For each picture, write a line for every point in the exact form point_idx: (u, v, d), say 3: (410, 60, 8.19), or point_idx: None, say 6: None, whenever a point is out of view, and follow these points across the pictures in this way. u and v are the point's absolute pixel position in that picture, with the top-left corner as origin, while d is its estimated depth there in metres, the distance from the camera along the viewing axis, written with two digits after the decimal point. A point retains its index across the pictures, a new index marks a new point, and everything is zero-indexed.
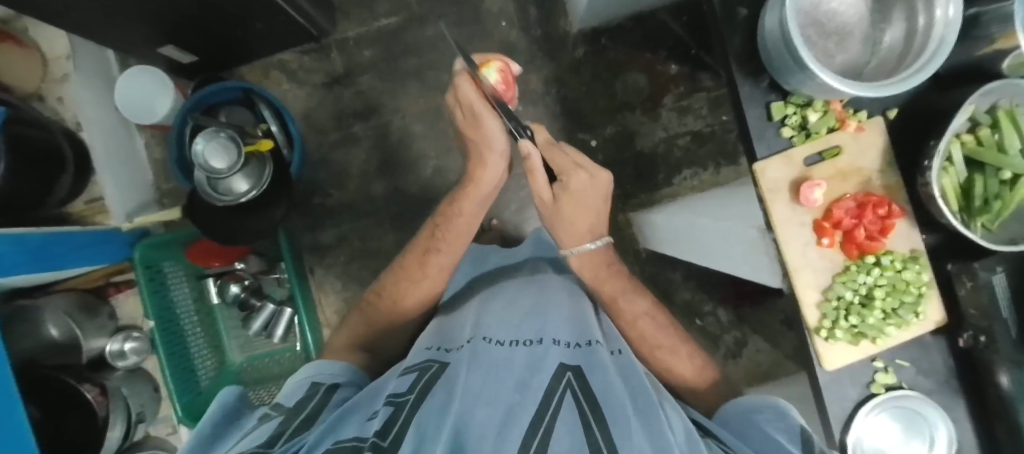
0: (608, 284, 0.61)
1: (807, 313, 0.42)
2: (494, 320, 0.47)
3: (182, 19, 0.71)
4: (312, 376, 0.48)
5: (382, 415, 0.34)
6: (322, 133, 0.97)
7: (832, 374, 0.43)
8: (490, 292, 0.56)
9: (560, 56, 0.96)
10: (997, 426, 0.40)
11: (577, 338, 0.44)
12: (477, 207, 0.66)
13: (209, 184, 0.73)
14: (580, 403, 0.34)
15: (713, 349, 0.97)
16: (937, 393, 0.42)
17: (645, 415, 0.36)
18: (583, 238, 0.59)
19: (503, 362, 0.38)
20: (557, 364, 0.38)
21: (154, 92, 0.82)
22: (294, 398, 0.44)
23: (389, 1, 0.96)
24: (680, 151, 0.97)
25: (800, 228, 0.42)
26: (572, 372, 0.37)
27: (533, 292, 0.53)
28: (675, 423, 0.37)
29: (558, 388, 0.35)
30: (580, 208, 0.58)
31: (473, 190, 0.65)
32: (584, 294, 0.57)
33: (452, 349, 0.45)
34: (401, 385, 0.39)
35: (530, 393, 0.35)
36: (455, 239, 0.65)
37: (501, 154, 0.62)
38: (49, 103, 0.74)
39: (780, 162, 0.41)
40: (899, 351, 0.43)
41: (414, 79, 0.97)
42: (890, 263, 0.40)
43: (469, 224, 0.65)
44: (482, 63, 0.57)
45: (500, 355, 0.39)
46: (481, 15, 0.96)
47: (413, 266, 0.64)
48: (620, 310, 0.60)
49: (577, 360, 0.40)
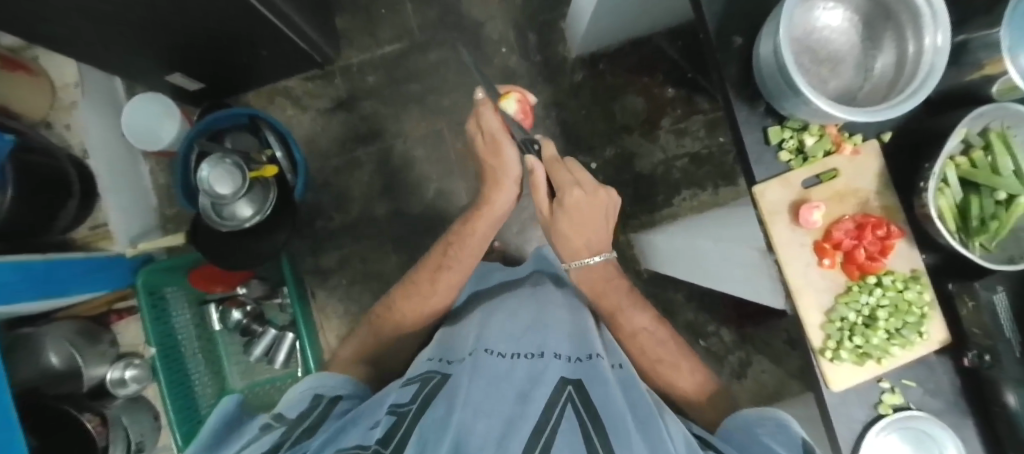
0: (608, 299, 0.62)
1: (811, 333, 0.42)
2: (494, 333, 0.46)
3: (190, 48, 0.73)
4: (314, 388, 0.47)
5: (385, 424, 0.34)
6: (325, 158, 0.99)
7: (840, 396, 0.43)
8: (491, 305, 0.56)
9: (560, 81, 0.99)
10: (1008, 446, 0.39)
11: (579, 352, 0.43)
12: (488, 232, 0.68)
13: (213, 210, 0.74)
14: (581, 416, 0.33)
15: (718, 370, 0.96)
16: (946, 412, 0.42)
17: (646, 427, 0.35)
18: (581, 253, 0.63)
19: (504, 374, 0.38)
20: (557, 378, 0.37)
21: (160, 118, 0.84)
22: (295, 409, 0.43)
23: (392, 29, 0.99)
24: (678, 171, 0.98)
25: (800, 250, 0.42)
26: (572, 387, 0.36)
27: (534, 304, 0.52)
28: (677, 435, 0.36)
29: (558, 402, 0.34)
30: (576, 220, 0.63)
31: (485, 215, 0.68)
32: (585, 309, 0.55)
33: (455, 360, 0.44)
34: (404, 394, 0.39)
35: (531, 405, 0.34)
36: (467, 257, 0.66)
37: (515, 180, 0.68)
38: (56, 130, 0.75)
39: (779, 185, 0.42)
40: (904, 371, 0.43)
41: (416, 104, 0.99)
42: (891, 283, 0.41)
43: (480, 244, 0.67)
44: (503, 94, 0.62)
45: (501, 368, 0.39)
46: (482, 42, 0.99)
47: (424, 280, 0.64)
48: (620, 324, 0.61)
49: (578, 374, 0.39)
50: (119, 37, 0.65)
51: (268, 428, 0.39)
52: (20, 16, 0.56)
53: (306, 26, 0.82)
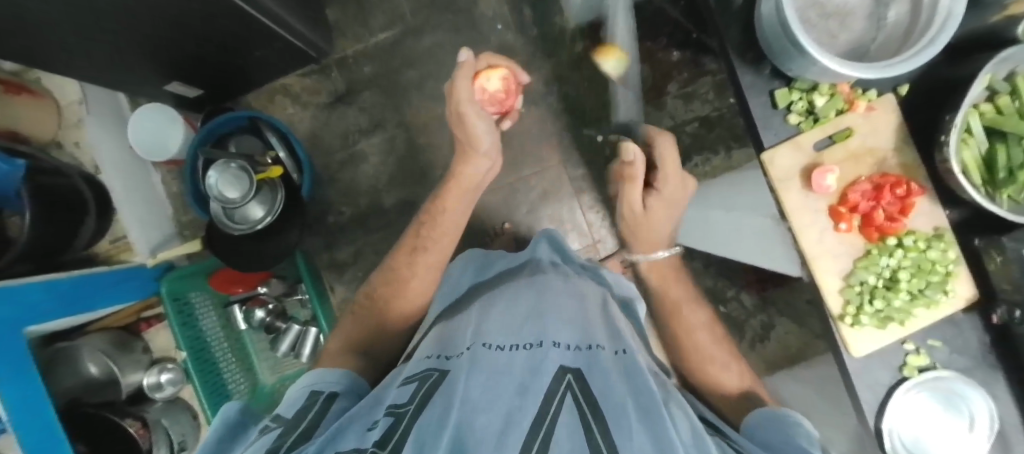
0: (673, 292, 0.66)
1: (830, 300, 0.41)
2: (494, 326, 0.46)
3: (188, 55, 0.73)
4: (310, 386, 0.47)
5: (382, 426, 0.35)
6: (329, 153, 0.99)
7: (863, 362, 0.42)
8: (491, 297, 0.55)
9: (559, 53, 0.96)
10: None
11: (581, 339, 0.43)
12: (460, 204, 0.66)
13: (225, 214, 0.76)
14: (580, 405, 0.33)
15: (739, 335, 0.96)
16: (974, 370, 0.41)
17: (648, 415, 0.34)
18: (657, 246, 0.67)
19: (504, 368, 0.38)
20: (557, 367, 0.37)
21: (165, 128, 0.84)
22: (293, 409, 0.43)
23: (384, 15, 0.97)
24: (688, 137, 0.95)
25: (815, 215, 0.41)
26: (572, 375, 0.37)
27: (533, 293, 0.52)
28: (679, 420, 0.36)
29: (558, 391, 0.35)
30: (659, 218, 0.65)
31: (455, 187, 0.66)
32: (587, 293, 0.55)
33: (452, 356, 0.43)
34: (402, 396, 0.39)
35: (531, 397, 0.34)
36: (440, 235, 0.65)
37: (485, 153, 0.64)
38: (67, 149, 0.78)
39: (789, 148, 0.41)
40: (930, 332, 0.42)
41: (415, 91, 0.97)
42: (913, 243, 0.39)
43: (452, 218, 0.66)
44: (489, 68, 0.64)
45: (500, 361, 0.38)
46: (476, 20, 0.96)
47: (402, 265, 0.64)
48: (683, 317, 0.63)
49: (578, 360, 0.39)
50: (112, 50, 0.65)
51: (265, 429, 0.40)
52: (19, 42, 0.56)
53: (297, 22, 0.80)
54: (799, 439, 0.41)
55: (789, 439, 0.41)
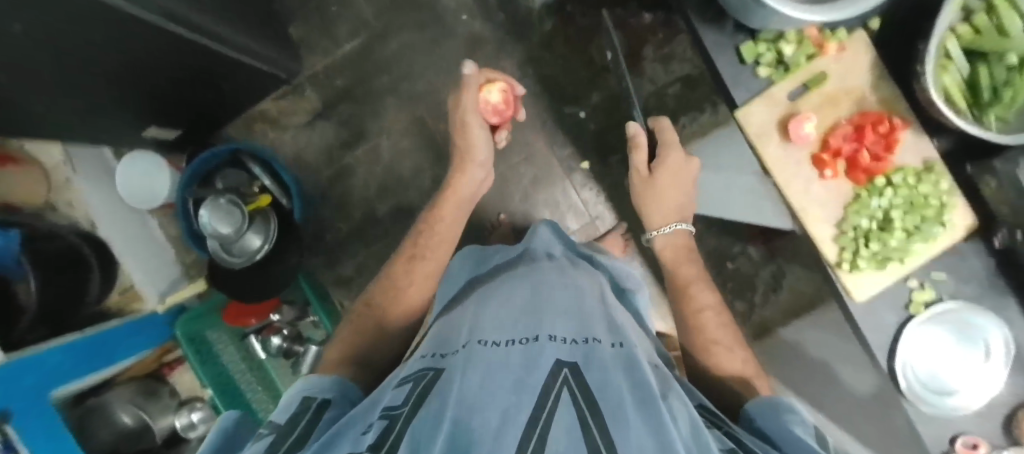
0: (683, 270, 0.62)
1: (824, 248, 0.41)
2: (489, 323, 0.46)
3: (163, 97, 0.74)
4: (304, 390, 0.43)
5: (376, 428, 0.34)
6: (316, 171, 0.98)
7: (867, 306, 0.42)
8: (486, 289, 0.56)
9: (529, 35, 0.93)
10: None
11: (579, 332, 0.43)
12: (456, 214, 0.70)
13: (223, 250, 0.76)
14: (577, 402, 0.33)
15: (751, 289, 0.94)
16: (983, 297, 0.41)
17: (645, 406, 0.34)
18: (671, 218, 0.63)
19: (500, 365, 0.38)
20: (553, 362, 0.37)
21: (153, 175, 0.85)
22: (285, 414, 0.39)
23: (348, 23, 0.95)
24: (672, 99, 0.93)
25: (798, 166, 0.40)
26: (569, 368, 0.37)
27: (528, 287, 0.52)
28: (677, 412, 0.35)
29: (555, 386, 0.34)
30: (669, 191, 0.62)
31: (452, 196, 0.70)
32: (581, 283, 0.55)
33: (447, 355, 0.44)
34: (396, 398, 0.38)
35: (528, 394, 0.34)
36: (439, 244, 0.67)
37: (480, 165, 0.70)
38: (60, 210, 0.78)
39: (763, 103, 0.40)
40: (933, 265, 0.41)
41: (392, 95, 0.95)
42: (902, 180, 0.39)
43: (449, 226, 0.68)
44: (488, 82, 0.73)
45: (497, 359, 0.38)
46: (440, 15, 0.94)
47: (401, 272, 0.64)
48: (688, 297, 0.59)
49: (576, 354, 0.39)
50: (85, 105, 0.65)
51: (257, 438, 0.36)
52: None
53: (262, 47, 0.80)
54: (787, 418, 0.39)
55: (778, 423, 0.39)
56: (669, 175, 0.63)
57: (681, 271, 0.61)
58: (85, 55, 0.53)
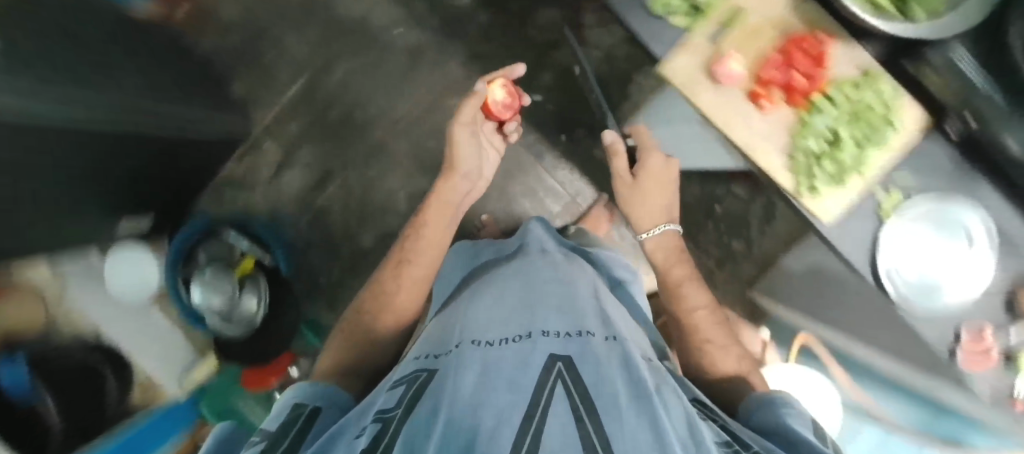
0: (676, 269, 0.58)
1: (780, 179, 0.40)
2: (481, 322, 0.46)
3: (133, 188, 0.75)
4: (295, 397, 0.43)
5: (371, 433, 0.35)
6: (289, 220, 0.93)
7: (836, 225, 0.42)
8: (477, 289, 0.56)
9: (465, 30, 0.89)
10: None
11: (572, 325, 0.43)
12: (445, 220, 0.63)
13: (221, 321, 0.79)
14: (570, 395, 0.33)
15: (746, 228, 0.89)
16: (954, 187, 0.40)
17: (639, 402, 0.34)
18: (660, 219, 0.59)
19: (493, 363, 0.38)
20: (546, 356, 0.38)
21: (138, 264, 0.86)
22: (277, 421, 0.39)
23: (287, 67, 0.91)
24: (624, 59, 0.89)
25: (736, 105, 0.40)
26: (562, 363, 0.37)
27: (519, 284, 0.52)
28: (671, 404, 0.35)
29: (548, 382, 0.35)
30: (656, 193, 0.59)
31: (437, 202, 0.64)
32: (570, 275, 0.55)
33: (441, 354, 0.44)
34: (390, 400, 0.39)
35: (521, 391, 0.34)
36: (427, 248, 0.61)
37: (463, 176, 0.65)
38: (61, 324, 0.78)
39: (685, 52, 0.39)
40: (896, 171, 0.41)
41: (348, 127, 0.91)
42: (840, 94, 0.38)
43: (435, 236, 0.62)
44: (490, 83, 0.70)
45: (490, 358, 0.39)
46: (374, 34, 0.90)
47: (387, 280, 0.59)
48: (681, 295, 0.56)
49: (569, 347, 0.39)
50: (43, 222, 0.64)
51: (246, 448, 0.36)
52: None
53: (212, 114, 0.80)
54: (783, 408, 0.40)
55: (774, 414, 0.40)
56: (653, 177, 0.60)
57: (674, 272, 0.57)
58: (17, 175, 0.51)
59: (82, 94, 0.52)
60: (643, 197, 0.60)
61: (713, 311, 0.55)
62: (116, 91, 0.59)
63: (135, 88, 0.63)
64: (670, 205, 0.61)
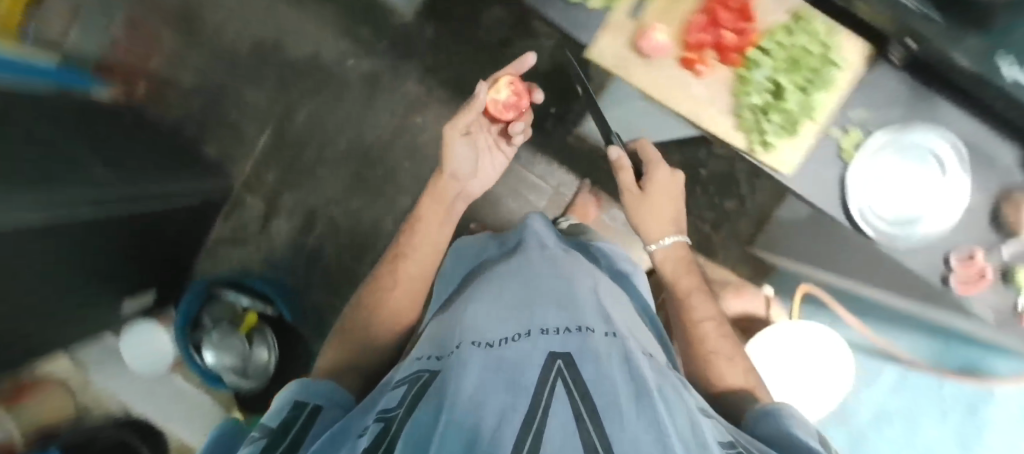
0: (685, 280, 0.58)
1: (732, 139, 0.41)
2: (480, 320, 0.40)
3: (137, 265, 0.77)
4: (298, 391, 0.41)
5: (371, 431, 0.32)
6: (285, 268, 0.93)
7: (798, 175, 0.41)
8: (472, 292, 0.49)
9: (415, 47, 0.89)
10: (991, 102, 0.37)
11: (573, 320, 0.37)
12: (439, 219, 0.62)
13: (239, 375, 0.82)
14: (571, 393, 0.28)
15: (735, 186, 0.87)
16: (915, 111, 0.40)
17: (641, 402, 0.29)
18: (667, 229, 0.59)
19: (491, 362, 0.32)
20: (545, 354, 0.32)
21: (150, 339, 0.86)
22: (276, 417, 0.38)
23: (253, 120, 0.92)
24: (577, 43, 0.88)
25: (673, 74, 0.40)
26: (563, 361, 0.31)
27: (522, 281, 0.46)
28: (675, 410, 0.30)
29: (547, 380, 0.29)
30: (664, 204, 0.59)
31: (432, 196, 0.63)
32: (567, 267, 0.49)
33: (443, 357, 0.38)
34: (394, 397, 0.35)
35: (520, 392, 0.28)
36: (422, 243, 0.60)
37: (450, 177, 0.63)
38: (93, 408, 0.81)
39: (609, 34, 0.39)
40: (851, 107, 0.40)
41: (323, 165, 0.92)
42: (773, 43, 0.38)
43: (429, 233, 0.61)
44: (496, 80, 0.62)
45: (490, 356, 0.33)
46: (327, 70, 0.90)
47: (384, 276, 0.59)
48: (689, 307, 0.55)
49: (570, 344, 0.33)
50: (57, 315, 0.66)
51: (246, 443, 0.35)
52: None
53: (190, 177, 0.81)
54: (789, 418, 0.38)
55: (777, 425, 0.38)
56: (660, 188, 0.59)
57: (683, 283, 0.57)
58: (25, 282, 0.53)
59: (63, 188, 0.53)
60: (649, 208, 0.59)
61: (721, 323, 0.55)
62: (98, 176, 0.61)
63: (114, 170, 0.64)
64: (677, 216, 0.61)
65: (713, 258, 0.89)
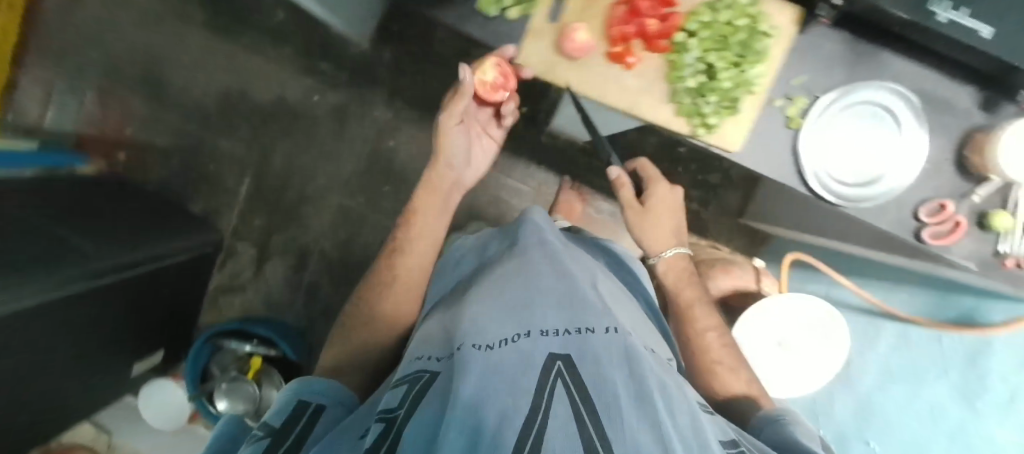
0: (687, 290, 0.57)
1: (675, 126, 0.41)
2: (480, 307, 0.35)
3: (151, 327, 0.79)
4: (296, 392, 0.37)
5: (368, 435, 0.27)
6: (287, 307, 0.95)
7: (748, 151, 0.41)
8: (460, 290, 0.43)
9: (377, 72, 0.89)
10: (937, 47, 0.36)
11: (574, 318, 0.32)
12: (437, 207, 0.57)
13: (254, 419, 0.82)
14: (573, 397, 0.24)
15: (715, 160, 0.86)
16: (859, 69, 0.40)
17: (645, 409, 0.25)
18: (669, 242, 0.58)
19: (491, 358, 0.27)
20: (544, 355, 0.28)
21: (166, 394, 0.89)
22: (278, 416, 0.33)
23: (233, 169, 0.93)
24: None
25: (602, 70, 0.40)
26: (563, 362, 0.27)
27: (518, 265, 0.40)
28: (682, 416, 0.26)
29: (548, 384, 0.25)
30: (666, 219, 0.58)
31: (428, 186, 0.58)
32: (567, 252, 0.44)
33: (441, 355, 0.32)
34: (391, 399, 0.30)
35: (520, 396, 0.24)
36: (421, 236, 0.55)
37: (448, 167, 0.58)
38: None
39: (533, 39, 0.40)
40: (789, 75, 0.40)
41: (307, 201, 0.93)
42: (698, 23, 0.38)
43: (427, 225, 0.56)
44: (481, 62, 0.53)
45: (489, 353, 0.28)
46: (295, 109, 0.91)
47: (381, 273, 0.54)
48: (691, 316, 0.55)
49: (570, 345, 0.29)
50: (74, 387, 0.69)
51: (246, 444, 0.30)
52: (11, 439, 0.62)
53: (193, 234, 0.83)
54: (792, 426, 0.38)
55: (783, 431, 0.38)
56: (661, 205, 0.59)
57: (685, 293, 0.56)
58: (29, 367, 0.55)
59: (57, 266, 0.56)
60: (653, 222, 0.58)
61: (722, 331, 0.54)
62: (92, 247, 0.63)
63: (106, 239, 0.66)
64: (681, 231, 0.60)
65: (705, 234, 0.87)
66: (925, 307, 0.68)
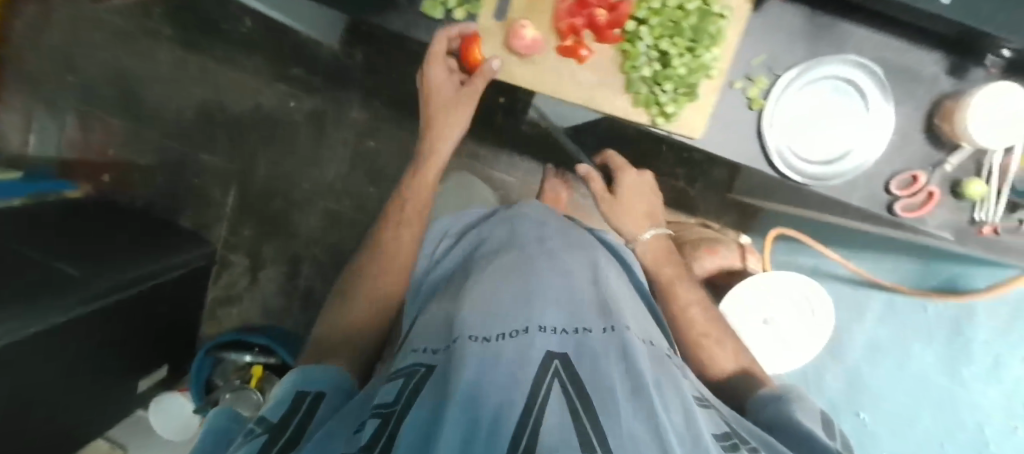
0: (668, 266, 0.55)
1: (635, 116, 0.41)
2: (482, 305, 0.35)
3: (156, 345, 0.81)
4: (296, 382, 0.34)
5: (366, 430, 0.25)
6: (286, 313, 0.96)
7: (711, 135, 0.42)
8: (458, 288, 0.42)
9: (351, 73, 0.88)
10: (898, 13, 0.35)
11: (572, 318, 0.34)
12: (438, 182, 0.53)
13: None
14: (570, 393, 0.26)
15: None
16: (818, 42, 0.40)
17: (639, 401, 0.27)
18: (644, 225, 0.58)
19: (491, 353, 0.28)
20: (542, 352, 0.29)
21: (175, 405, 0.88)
22: (277, 407, 0.30)
23: (219, 182, 0.94)
24: None
25: (555, 66, 0.40)
26: (561, 361, 0.28)
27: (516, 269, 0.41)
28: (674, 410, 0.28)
29: (545, 379, 0.27)
30: (637, 203, 0.59)
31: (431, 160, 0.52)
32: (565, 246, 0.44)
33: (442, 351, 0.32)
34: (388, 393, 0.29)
35: (517, 389, 0.25)
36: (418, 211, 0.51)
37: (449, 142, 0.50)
38: None
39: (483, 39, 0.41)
40: (746, 56, 0.40)
41: (295, 207, 0.93)
42: (648, 11, 0.38)
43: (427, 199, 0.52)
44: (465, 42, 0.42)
45: (489, 348, 0.29)
46: (274, 117, 0.91)
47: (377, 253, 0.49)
48: (673, 291, 0.52)
49: (568, 344, 0.30)
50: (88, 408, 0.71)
51: (242, 441, 0.27)
52: None
53: (189, 249, 0.84)
54: (794, 404, 0.37)
55: (782, 409, 0.37)
56: (631, 192, 0.60)
57: (666, 269, 0.54)
58: (39, 392, 0.56)
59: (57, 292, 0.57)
60: (624, 207, 0.58)
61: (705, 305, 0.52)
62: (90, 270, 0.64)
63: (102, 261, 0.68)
64: (656, 215, 0.60)
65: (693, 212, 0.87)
66: (910, 276, 0.71)
